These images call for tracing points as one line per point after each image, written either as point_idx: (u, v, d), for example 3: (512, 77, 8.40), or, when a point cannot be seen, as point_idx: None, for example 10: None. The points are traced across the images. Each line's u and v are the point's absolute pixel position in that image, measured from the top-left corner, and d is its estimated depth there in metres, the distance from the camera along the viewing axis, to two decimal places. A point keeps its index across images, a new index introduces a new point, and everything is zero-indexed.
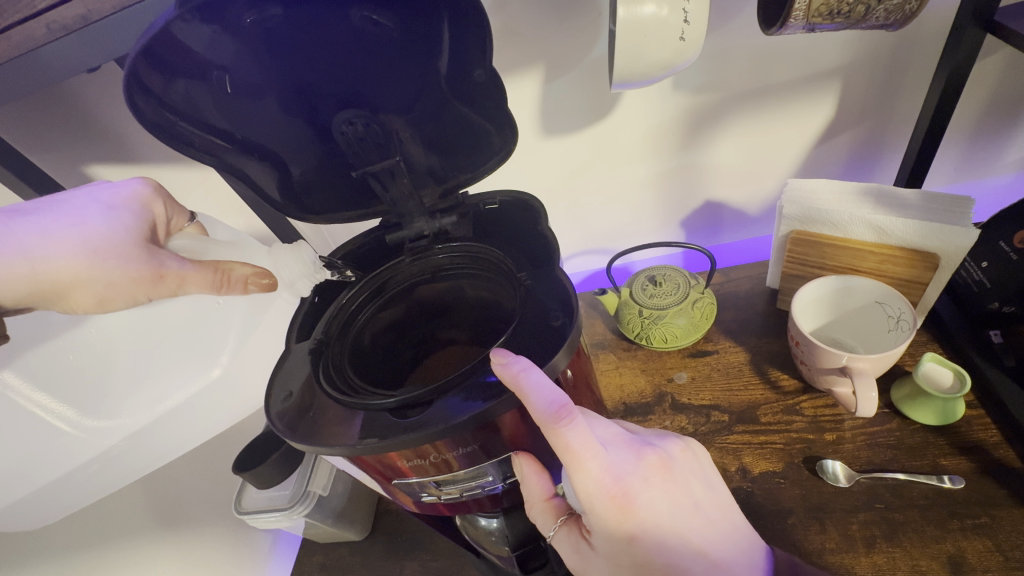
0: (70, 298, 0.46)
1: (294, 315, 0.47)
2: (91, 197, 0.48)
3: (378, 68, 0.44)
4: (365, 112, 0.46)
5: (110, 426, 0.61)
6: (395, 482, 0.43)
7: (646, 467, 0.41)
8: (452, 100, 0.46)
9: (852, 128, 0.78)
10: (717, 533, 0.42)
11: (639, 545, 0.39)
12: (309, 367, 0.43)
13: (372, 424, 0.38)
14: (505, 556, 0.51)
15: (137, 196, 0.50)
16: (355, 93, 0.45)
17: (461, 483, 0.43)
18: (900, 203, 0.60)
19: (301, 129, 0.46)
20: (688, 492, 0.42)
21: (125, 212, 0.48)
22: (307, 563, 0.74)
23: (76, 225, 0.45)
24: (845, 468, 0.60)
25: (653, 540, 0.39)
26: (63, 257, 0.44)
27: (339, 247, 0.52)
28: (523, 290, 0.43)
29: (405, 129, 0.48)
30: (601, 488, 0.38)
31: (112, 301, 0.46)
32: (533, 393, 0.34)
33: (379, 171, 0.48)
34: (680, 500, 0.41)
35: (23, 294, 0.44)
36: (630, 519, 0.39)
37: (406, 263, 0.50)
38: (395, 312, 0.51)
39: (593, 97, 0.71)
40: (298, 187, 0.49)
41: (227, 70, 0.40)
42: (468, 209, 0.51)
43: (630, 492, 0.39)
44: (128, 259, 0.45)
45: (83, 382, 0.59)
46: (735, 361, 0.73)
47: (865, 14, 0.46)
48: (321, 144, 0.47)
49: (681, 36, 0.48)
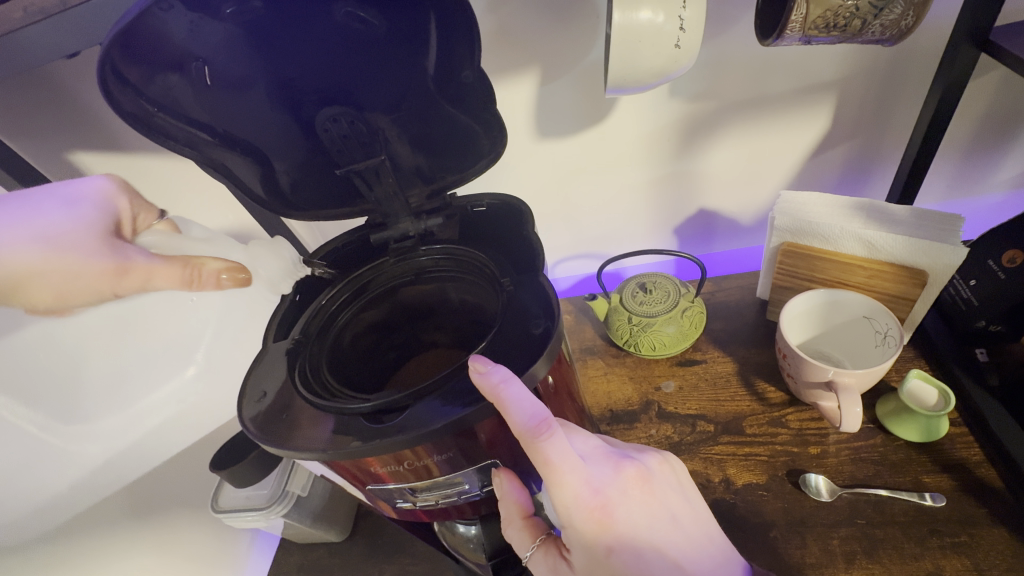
0: (27, 293, 0.44)
1: (274, 313, 0.46)
2: (53, 193, 0.47)
3: (362, 64, 0.43)
4: (349, 110, 0.45)
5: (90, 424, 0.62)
6: (372, 488, 0.43)
7: (624, 480, 0.40)
8: (440, 100, 0.46)
9: (846, 142, 0.79)
10: (693, 545, 0.42)
11: (615, 560, 0.38)
12: (284, 367, 0.42)
13: (346, 428, 0.37)
14: (482, 564, 0.50)
15: (101, 192, 0.49)
16: (339, 89, 0.44)
17: (438, 490, 0.43)
18: (890, 219, 0.60)
19: (285, 125, 0.45)
20: (666, 506, 0.41)
21: (87, 208, 0.47)
22: (284, 563, 0.73)
23: (35, 220, 0.45)
24: (828, 482, 0.60)
25: (630, 554, 0.38)
26: (21, 253, 0.43)
27: (324, 245, 0.50)
28: (505, 296, 0.42)
29: (390, 128, 0.47)
30: (579, 500, 0.38)
31: (70, 297, 0.45)
32: (512, 405, 0.33)
33: (363, 170, 0.46)
34: (657, 513, 0.40)
35: None
36: (607, 532, 0.38)
37: (390, 264, 0.49)
38: (378, 314, 0.49)
39: (587, 101, 0.70)
40: (283, 185, 0.48)
41: (207, 61, 0.39)
42: (455, 211, 0.49)
43: (609, 505, 0.38)
44: (89, 254, 0.44)
45: (58, 380, 0.59)
46: (723, 371, 0.73)
47: (860, 29, 0.48)
48: (305, 140, 0.46)
49: (676, 44, 0.49)
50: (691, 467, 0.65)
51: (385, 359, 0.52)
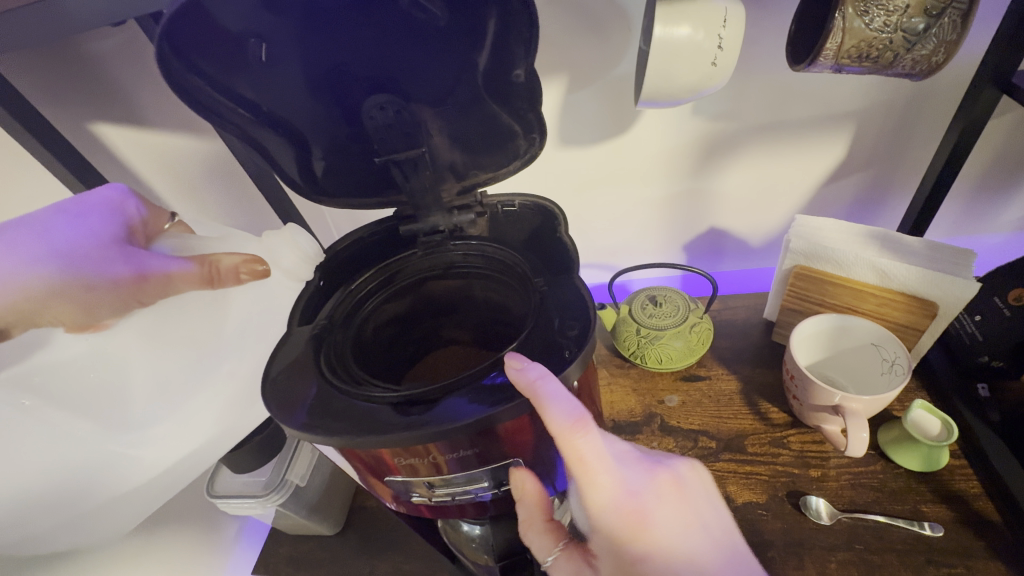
0: (51, 315, 0.43)
1: (299, 295, 0.46)
2: (59, 210, 0.46)
3: (415, 55, 0.42)
4: (397, 99, 0.44)
5: (165, 440, 0.50)
6: (385, 479, 0.42)
7: (658, 485, 0.40)
8: (487, 98, 0.45)
9: (860, 172, 0.80)
10: (731, 558, 0.40)
11: (645, 564, 0.38)
12: (310, 350, 0.42)
13: (370, 415, 0.36)
14: (483, 563, 0.51)
15: (109, 203, 0.47)
16: (389, 77, 0.44)
17: (453, 487, 0.42)
18: (905, 249, 0.61)
19: (331, 110, 0.45)
20: (701, 517, 0.41)
21: (93, 219, 0.45)
22: (272, 553, 0.72)
23: (43, 240, 0.43)
24: (828, 505, 0.61)
25: (663, 560, 0.38)
26: (35, 274, 0.42)
27: (345, 235, 0.49)
28: (537, 296, 0.42)
29: (433, 121, 0.46)
30: (613, 503, 0.38)
31: (97, 311, 0.43)
32: (549, 401, 0.33)
33: (403, 160, 0.46)
34: (692, 524, 0.40)
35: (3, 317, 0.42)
36: (640, 539, 0.38)
37: (419, 257, 0.49)
38: (402, 305, 0.49)
39: (612, 111, 0.71)
40: (318, 171, 0.48)
41: (263, 39, 0.39)
42: (486, 210, 0.48)
43: (641, 509, 0.38)
44: (103, 267, 0.43)
45: (93, 387, 0.48)
46: (727, 389, 0.74)
47: (891, 61, 0.49)
48: (347, 126, 0.46)
49: (713, 61, 0.49)
50: None
51: (404, 351, 0.52)
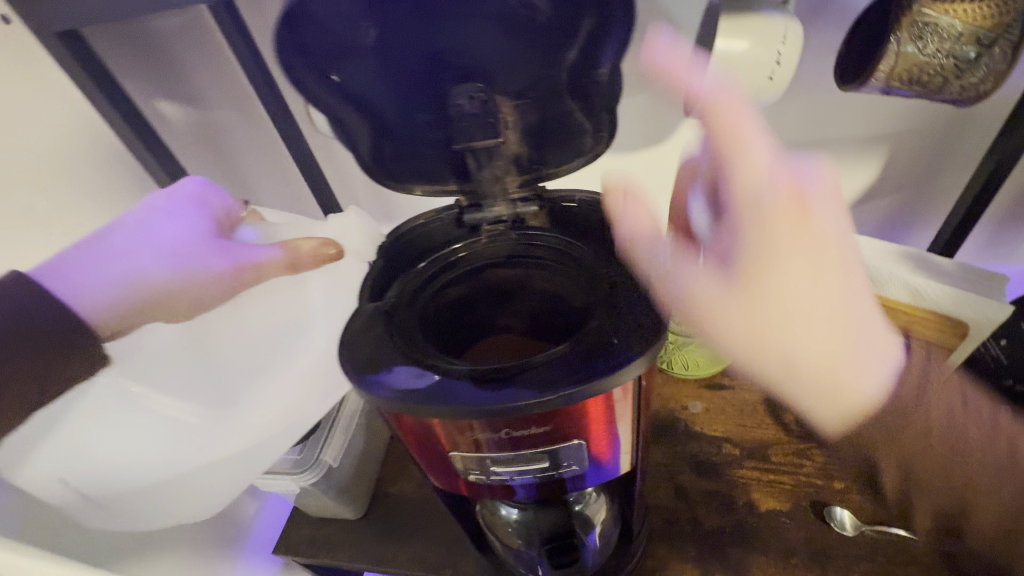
0: (171, 307, 0.52)
1: (366, 275, 0.45)
2: (152, 208, 0.55)
3: (509, 48, 0.42)
4: (483, 89, 0.44)
5: (244, 409, 0.58)
6: (449, 454, 0.42)
7: (790, 188, 0.40)
8: (567, 95, 0.45)
9: (891, 194, 0.82)
10: (853, 264, 0.43)
11: (773, 233, 0.40)
12: (378, 328, 0.40)
13: (444, 395, 0.36)
14: (514, 548, 0.53)
15: (194, 198, 0.56)
16: (480, 68, 0.43)
17: (513, 468, 0.42)
18: (937, 270, 0.63)
19: (416, 97, 0.44)
20: (828, 226, 0.41)
21: (188, 216, 0.55)
22: (295, 534, 0.73)
23: (153, 242, 0.53)
24: (853, 517, 0.61)
25: (789, 272, 0.41)
26: (155, 273, 0.52)
27: (410, 220, 0.48)
28: (607, 290, 0.42)
29: (512, 114, 0.45)
30: (750, 178, 0.40)
31: (206, 300, 0.53)
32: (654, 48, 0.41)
33: (478, 149, 0.46)
34: (818, 228, 0.41)
35: (134, 312, 0.51)
36: (748, 189, 0.40)
37: (482, 245, 0.48)
38: (463, 291, 0.48)
39: (654, 120, 0.73)
40: (389, 155, 0.47)
41: (370, 20, 0.40)
42: (546, 203, 0.49)
43: (794, 191, 0.41)
44: (207, 261, 0.52)
45: (187, 376, 0.57)
46: (751, 398, 0.75)
47: (940, 88, 0.51)
48: (429, 115, 0.45)
49: (770, 76, 0.52)
50: (716, 487, 0.66)
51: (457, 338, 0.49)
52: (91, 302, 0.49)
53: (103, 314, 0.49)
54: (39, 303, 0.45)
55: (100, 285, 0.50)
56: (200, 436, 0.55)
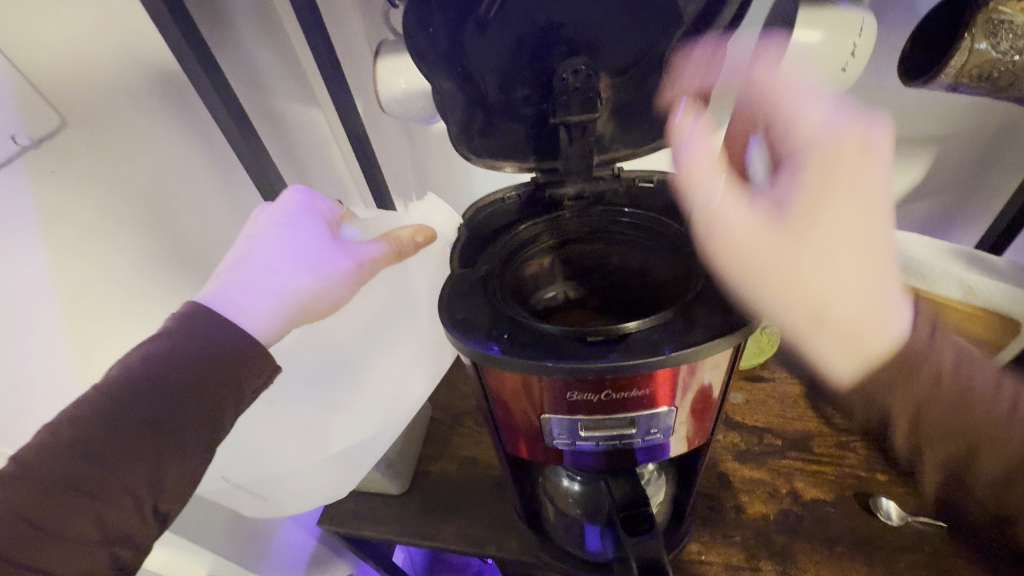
0: (312, 315, 0.47)
1: (455, 243, 0.45)
2: (270, 220, 0.48)
3: (620, 27, 0.42)
4: (589, 64, 0.43)
5: (365, 402, 0.59)
6: (543, 417, 0.41)
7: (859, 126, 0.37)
8: (661, 74, 0.46)
9: (934, 196, 0.83)
10: (887, 164, 0.37)
11: (830, 176, 0.36)
12: (473, 295, 0.40)
13: (522, 347, 0.36)
14: (570, 515, 0.55)
15: (302, 202, 0.50)
16: (589, 44, 0.43)
17: (604, 432, 0.41)
18: (991, 267, 0.63)
19: (520, 66, 0.43)
20: (875, 182, 0.36)
21: (305, 221, 0.48)
22: (339, 508, 0.74)
23: (282, 252, 0.46)
24: (898, 508, 0.62)
25: (845, 197, 0.36)
26: (296, 283, 0.45)
27: (492, 191, 0.49)
28: (698, 262, 0.41)
29: (607, 90, 0.46)
30: (801, 120, 0.39)
31: (341, 302, 0.48)
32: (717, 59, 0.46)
33: (573, 124, 0.44)
34: (864, 184, 0.36)
35: (283, 327, 0.45)
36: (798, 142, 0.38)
37: (568, 219, 0.47)
38: (545, 265, 0.47)
39: None
40: (474, 126, 0.46)
41: None
42: (626, 179, 0.48)
43: (858, 139, 0.36)
44: (337, 264, 0.47)
45: (312, 368, 0.57)
46: (791, 392, 0.76)
47: (1008, 85, 0.52)
48: (529, 87, 0.44)
49: (843, 68, 0.53)
50: (759, 475, 0.68)
51: None
52: (258, 323, 0.43)
53: (268, 331, 0.43)
54: (207, 334, 0.40)
55: (261, 307, 0.43)
56: (332, 432, 0.57)
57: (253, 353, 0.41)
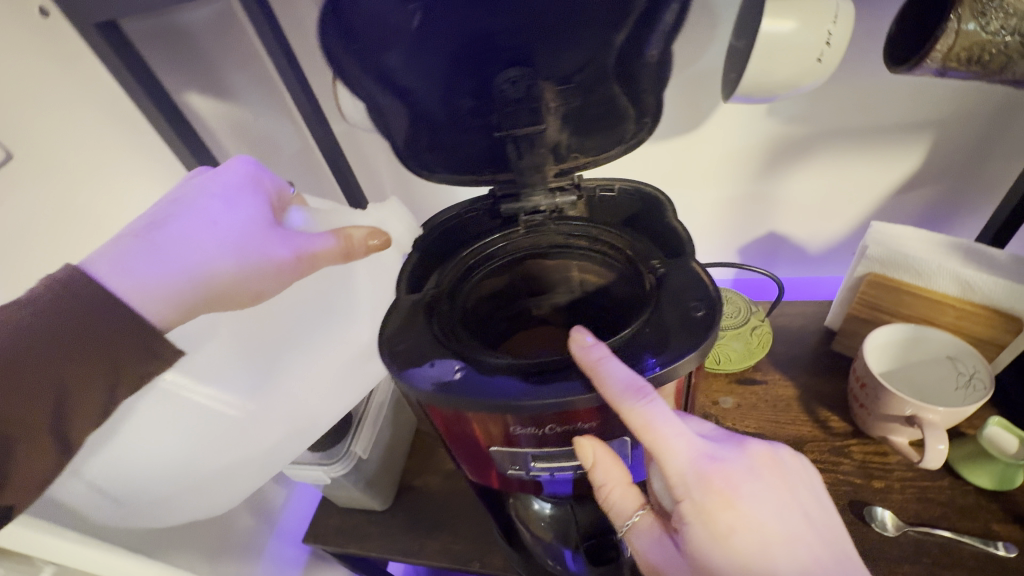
0: (232, 299, 0.45)
1: (401, 268, 0.44)
2: (208, 194, 0.46)
3: (556, 32, 0.39)
4: (527, 73, 0.41)
5: (282, 399, 0.52)
6: (491, 451, 0.40)
7: (752, 458, 0.36)
8: (614, 80, 0.42)
9: (934, 183, 0.78)
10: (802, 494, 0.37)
11: (751, 546, 0.33)
12: (417, 321, 0.40)
13: (470, 386, 0.35)
14: (544, 540, 0.53)
15: (246, 178, 0.48)
16: (525, 51, 0.40)
17: (557, 465, 0.40)
18: (990, 261, 0.60)
19: (456, 82, 0.42)
20: (796, 498, 0.36)
21: (243, 203, 0.46)
22: (323, 525, 0.73)
23: (210, 227, 0.44)
24: (893, 517, 0.60)
25: (786, 559, 0.33)
26: (216, 263, 0.43)
27: (443, 209, 0.48)
28: (655, 280, 0.39)
29: (555, 99, 0.43)
30: (696, 468, 0.34)
31: (270, 292, 0.46)
32: (609, 374, 0.32)
33: (521, 137, 0.44)
34: (787, 502, 0.35)
35: (195, 309, 0.43)
36: (731, 509, 0.34)
37: (521, 236, 0.46)
38: (500, 284, 0.46)
39: (687, 107, 0.72)
40: (421, 141, 0.45)
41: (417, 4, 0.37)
42: (586, 191, 0.47)
43: (728, 475, 0.34)
44: (270, 247, 0.45)
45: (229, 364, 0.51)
46: (783, 395, 0.73)
47: (1001, 67, 0.48)
48: (469, 100, 0.43)
49: (818, 58, 0.49)
50: None
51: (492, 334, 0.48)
52: (159, 303, 0.41)
53: (160, 309, 0.41)
54: (78, 297, 0.38)
55: (158, 279, 0.41)
56: (239, 431, 0.50)
57: (141, 329, 0.40)
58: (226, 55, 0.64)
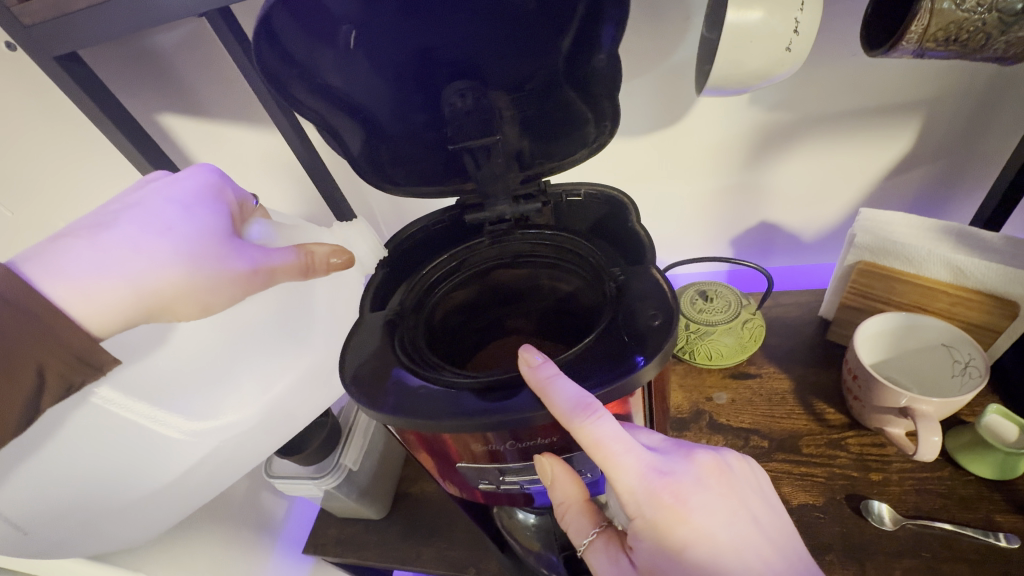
0: (176, 313, 0.43)
1: (368, 286, 0.46)
2: (165, 199, 0.44)
3: (500, 46, 0.43)
4: (477, 85, 0.45)
5: (220, 423, 0.53)
6: (458, 466, 0.41)
7: (699, 469, 0.38)
8: (564, 85, 0.46)
9: (928, 163, 0.76)
10: (749, 496, 0.39)
11: (698, 557, 0.35)
12: (384, 336, 0.42)
13: (436, 403, 0.36)
14: (533, 550, 0.55)
15: (206, 186, 0.46)
16: (472, 64, 0.44)
17: (524, 475, 0.41)
18: (983, 245, 0.58)
19: (410, 96, 0.46)
20: (744, 504, 0.38)
21: (203, 210, 0.44)
22: (322, 535, 0.74)
23: (162, 233, 0.42)
24: (891, 511, 0.58)
25: (733, 564, 0.35)
26: (160, 271, 0.41)
27: (412, 222, 0.50)
28: (614, 286, 0.41)
29: (508, 108, 0.47)
30: (647, 485, 0.36)
31: (218, 306, 0.43)
32: (557, 394, 0.33)
33: (476, 148, 0.46)
34: (735, 510, 0.37)
35: (131, 319, 0.41)
36: (682, 522, 0.35)
37: (486, 246, 0.49)
38: (469, 294, 0.49)
39: (667, 100, 0.70)
40: (383, 156, 0.49)
41: (356, 26, 0.39)
42: (551, 199, 0.49)
43: (679, 489, 0.36)
44: (224, 260, 0.43)
45: (165, 385, 0.51)
46: (779, 388, 0.72)
47: (981, 46, 0.46)
48: (427, 113, 0.47)
49: (788, 46, 0.48)
50: None
51: (467, 340, 0.52)
52: (89, 311, 0.39)
53: (96, 318, 0.39)
54: (13, 304, 0.35)
55: (96, 283, 0.39)
56: (176, 451, 0.52)
57: (76, 340, 0.38)
58: (197, 75, 0.64)
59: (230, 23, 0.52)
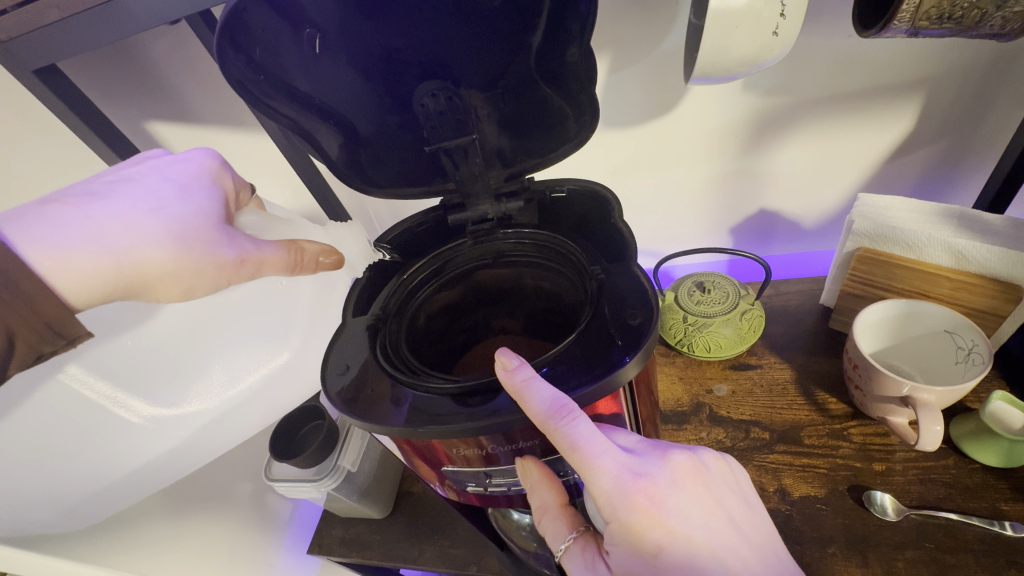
0: (157, 291, 0.43)
1: (352, 290, 0.47)
2: (161, 177, 0.45)
3: (469, 44, 0.43)
4: (448, 85, 0.45)
5: (187, 410, 0.60)
6: (444, 469, 0.42)
7: (677, 471, 0.38)
8: (538, 80, 0.46)
9: (930, 145, 0.74)
10: (729, 497, 0.39)
11: (676, 560, 0.35)
12: (366, 341, 0.43)
13: (422, 407, 0.36)
14: (531, 550, 0.55)
15: (203, 171, 0.47)
16: (440, 63, 0.44)
17: (511, 476, 0.41)
18: (985, 227, 0.56)
19: (380, 98, 0.45)
20: (722, 504, 0.38)
21: (198, 193, 0.45)
22: (326, 534, 0.74)
23: (153, 209, 0.43)
24: (895, 501, 0.57)
25: (711, 567, 0.36)
26: (145, 248, 0.41)
27: (395, 225, 0.51)
28: (595, 283, 0.42)
29: (483, 106, 0.47)
30: (623, 489, 0.36)
31: (200, 291, 0.44)
32: (532, 395, 0.33)
33: (453, 148, 0.47)
34: (712, 512, 0.38)
35: (111, 291, 0.41)
36: (658, 526, 0.36)
37: (468, 246, 0.50)
38: (453, 295, 0.50)
39: (657, 88, 0.69)
40: (362, 160, 0.49)
41: (321, 30, 0.40)
42: (534, 195, 0.50)
43: (655, 494, 0.36)
44: (212, 246, 0.43)
45: (136, 372, 0.58)
46: (780, 378, 0.71)
47: (977, 22, 0.44)
48: (398, 113, 0.46)
49: (774, 31, 0.46)
50: None
51: (454, 340, 0.53)
52: (66, 279, 0.39)
53: (79, 289, 0.40)
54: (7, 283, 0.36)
55: (77, 252, 0.39)
56: (136, 433, 0.58)
57: (51, 312, 0.38)
58: (183, 83, 0.64)
59: (209, 29, 0.52)
